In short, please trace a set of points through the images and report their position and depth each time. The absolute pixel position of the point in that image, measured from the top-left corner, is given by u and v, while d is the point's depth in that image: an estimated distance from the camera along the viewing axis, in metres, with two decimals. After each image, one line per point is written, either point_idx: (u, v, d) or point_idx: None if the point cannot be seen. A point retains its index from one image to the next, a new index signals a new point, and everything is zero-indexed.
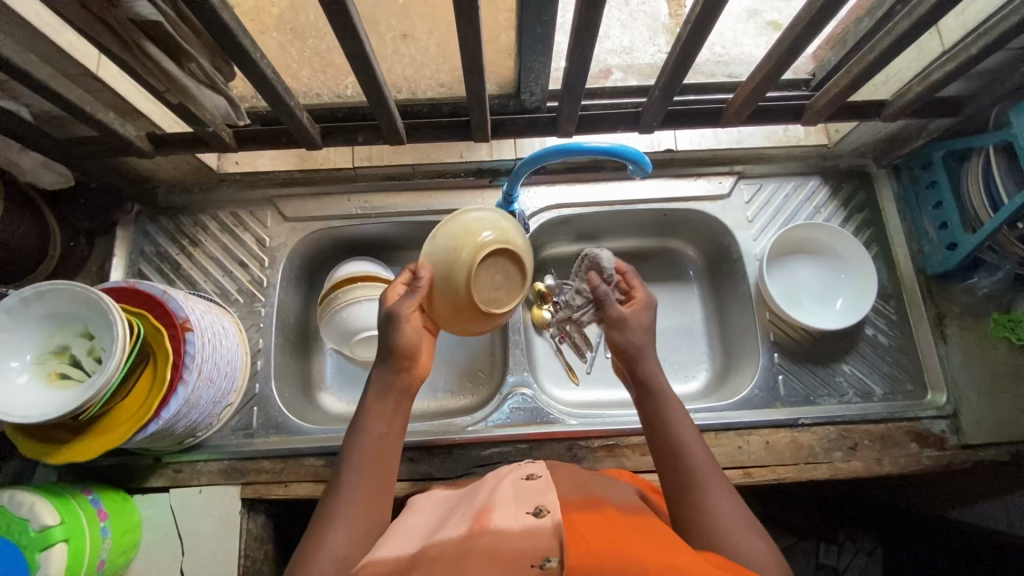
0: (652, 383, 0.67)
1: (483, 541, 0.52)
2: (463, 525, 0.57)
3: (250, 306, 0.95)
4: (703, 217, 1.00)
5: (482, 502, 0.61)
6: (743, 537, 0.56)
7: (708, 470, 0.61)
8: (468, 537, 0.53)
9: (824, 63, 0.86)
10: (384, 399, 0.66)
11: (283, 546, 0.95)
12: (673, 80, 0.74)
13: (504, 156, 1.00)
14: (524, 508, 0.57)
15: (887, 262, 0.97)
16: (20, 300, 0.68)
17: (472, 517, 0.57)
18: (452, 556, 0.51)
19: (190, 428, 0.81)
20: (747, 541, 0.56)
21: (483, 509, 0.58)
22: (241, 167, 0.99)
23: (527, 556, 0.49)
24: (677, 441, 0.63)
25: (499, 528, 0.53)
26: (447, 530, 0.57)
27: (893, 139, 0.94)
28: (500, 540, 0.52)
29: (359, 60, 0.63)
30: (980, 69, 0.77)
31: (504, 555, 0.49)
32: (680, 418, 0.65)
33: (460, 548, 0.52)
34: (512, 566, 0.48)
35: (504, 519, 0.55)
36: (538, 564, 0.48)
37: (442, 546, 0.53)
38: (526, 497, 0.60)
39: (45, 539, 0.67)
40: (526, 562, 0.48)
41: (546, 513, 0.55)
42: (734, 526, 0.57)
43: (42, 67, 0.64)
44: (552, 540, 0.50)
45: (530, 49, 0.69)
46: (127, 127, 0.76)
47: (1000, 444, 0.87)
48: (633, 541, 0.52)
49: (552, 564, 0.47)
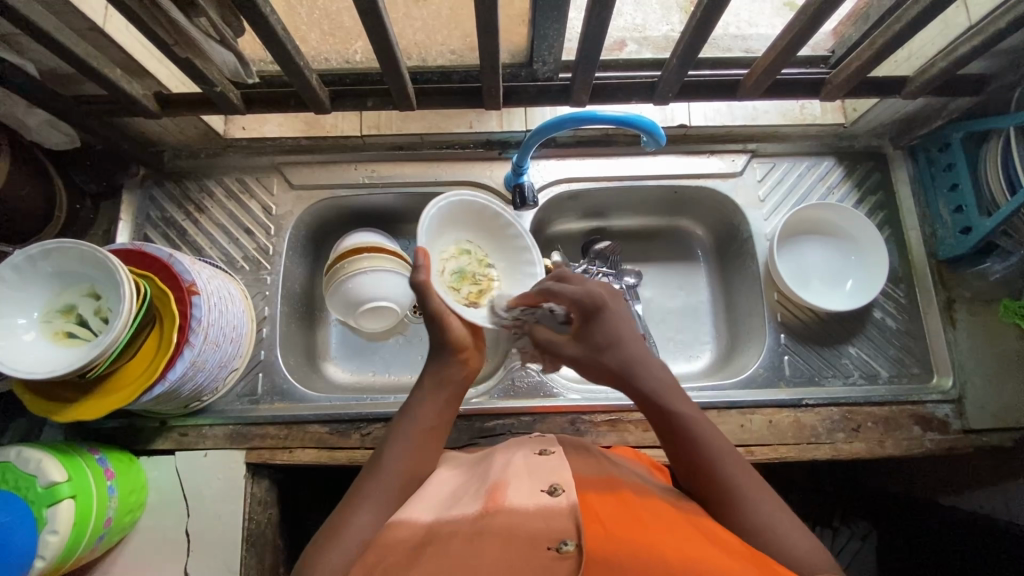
0: (659, 399, 0.63)
1: (498, 521, 0.53)
2: (477, 500, 0.57)
3: (256, 274, 0.95)
4: (714, 195, 0.99)
5: (495, 475, 0.61)
6: (786, 538, 0.54)
7: (742, 474, 0.59)
8: (483, 515, 0.54)
9: (845, 40, 0.83)
10: (439, 389, 0.71)
11: (287, 510, 0.96)
12: (690, 52, 0.72)
13: (514, 127, 0.97)
14: (539, 485, 0.58)
15: (899, 246, 0.95)
16: (27, 257, 0.67)
17: (485, 492, 0.58)
18: (468, 535, 0.52)
19: (196, 391, 0.81)
20: (794, 544, 0.54)
21: (496, 483, 0.59)
22: (247, 133, 0.96)
23: (543, 538, 0.50)
24: (707, 455, 0.60)
25: (514, 507, 0.54)
26: (462, 504, 0.58)
27: (912, 119, 0.92)
28: (517, 520, 0.52)
29: (371, 18, 0.62)
30: (1005, 47, 0.75)
31: (521, 536, 0.50)
32: (706, 426, 0.61)
33: (475, 526, 0.53)
34: (529, 547, 0.49)
35: (521, 496, 0.56)
36: (555, 547, 0.49)
37: (457, 523, 0.54)
38: (540, 473, 0.60)
39: (52, 495, 0.68)
40: (543, 545, 0.49)
41: (560, 491, 0.56)
42: (776, 529, 0.55)
43: (48, 17, 0.63)
44: (568, 521, 0.52)
45: (545, 16, 0.68)
46: (134, 85, 0.74)
47: (1003, 429, 0.87)
48: (649, 522, 0.53)
49: (569, 548, 0.49)
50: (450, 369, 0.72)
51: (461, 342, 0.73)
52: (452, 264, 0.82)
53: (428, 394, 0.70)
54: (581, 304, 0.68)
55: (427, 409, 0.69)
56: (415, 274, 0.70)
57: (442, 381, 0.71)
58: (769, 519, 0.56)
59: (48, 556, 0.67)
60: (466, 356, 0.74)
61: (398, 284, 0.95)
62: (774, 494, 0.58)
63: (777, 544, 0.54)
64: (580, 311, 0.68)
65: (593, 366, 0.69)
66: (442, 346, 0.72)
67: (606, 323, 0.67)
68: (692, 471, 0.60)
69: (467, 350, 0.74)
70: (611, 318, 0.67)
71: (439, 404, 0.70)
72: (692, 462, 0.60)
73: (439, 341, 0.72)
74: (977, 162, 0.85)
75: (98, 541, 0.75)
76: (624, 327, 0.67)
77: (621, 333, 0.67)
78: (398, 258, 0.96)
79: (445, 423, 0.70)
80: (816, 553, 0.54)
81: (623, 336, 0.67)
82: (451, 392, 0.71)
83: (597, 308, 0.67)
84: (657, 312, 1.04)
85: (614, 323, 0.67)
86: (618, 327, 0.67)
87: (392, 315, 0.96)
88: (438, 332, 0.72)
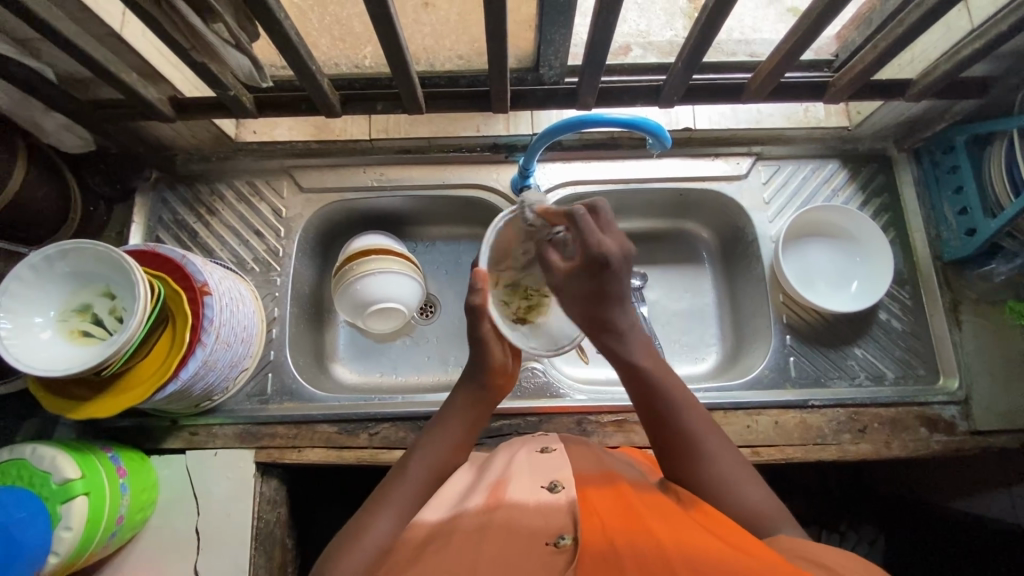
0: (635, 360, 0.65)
1: (499, 515, 0.54)
2: (480, 496, 0.58)
3: (266, 276, 0.96)
4: (719, 198, 0.99)
5: (498, 471, 0.63)
6: (743, 491, 0.60)
7: (702, 425, 0.64)
8: (485, 510, 0.55)
9: (848, 44, 0.84)
10: (469, 406, 0.71)
11: (296, 510, 0.97)
12: (695, 56, 0.73)
13: (520, 131, 0.99)
14: (539, 480, 0.59)
15: (904, 247, 0.96)
16: (43, 258, 0.68)
17: (488, 488, 0.59)
18: (470, 531, 0.53)
19: (207, 390, 0.82)
20: (744, 490, 0.60)
21: (498, 480, 0.61)
22: (259, 136, 0.98)
23: (542, 534, 0.52)
24: (670, 407, 0.64)
25: (515, 503, 0.55)
26: (468, 499, 0.59)
27: (916, 121, 0.93)
28: (517, 515, 0.54)
29: (382, 22, 0.63)
30: (1008, 50, 0.76)
31: (520, 531, 0.52)
32: (673, 381, 0.65)
33: (480, 522, 0.54)
34: (529, 542, 0.51)
35: (521, 491, 0.57)
36: (552, 541, 0.51)
37: (460, 519, 0.56)
38: (541, 469, 0.61)
39: (66, 492, 0.69)
40: (542, 539, 0.51)
41: (560, 488, 0.57)
42: (735, 482, 0.61)
43: (68, 23, 0.64)
44: (567, 517, 0.53)
45: (551, 20, 0.69)
46: (149, 89, 0.75)
47: (1010, 430, 0.87)
48: (644, 512, 0.54)
49: (566, 542, 0.51)
50: (486, 390, 0.71)
51: (505, 365, 0.72)
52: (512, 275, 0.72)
53: (458, 410, 0.70)
54: (600, 258, 0.60)
55: (458, 426, 0.69)
56: (471, 295, 0.68)
57: (476, 401, 0.71)
58: (721, 466, 0.62)
59: (62, 552, 0.68)
60: (505, 377, 0.73)
61: (405, 286, 0.96)
62: (731, 444, 0.64)
63: (727, 488, 0.60)
64: (587, 259, 0.61)
65: (574, 307, 0.66)
66: (480, 368, 0.71)
67: (612, 281, 0.62)
68: (656, 421, 0.65)
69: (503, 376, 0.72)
70: (618, 279, 0.62)
71: (471, 421, 0.70)
72: (657, 414, 0.64)
73: (480, 364, 0.71)
74: (980, 164, 0.87)
75: (111, 538, 0.76)
76: (626, 284, 0.63)
77: (621, 290, 0.63)
78: (405, 259, 0.98)
79: (472, 438, 0.71)
80: (769, 502, 0.60)
81: (622, 296, 0.63)
82: (482, 411, 0.72)
83: (609, 261, 0.60)
84: (663, 314, 1.05)
85: (621, 282, 0.62)
86: (618, 285, 0.62)
87: (399, 316, 0.98)
88: (483, 355, 0.70)
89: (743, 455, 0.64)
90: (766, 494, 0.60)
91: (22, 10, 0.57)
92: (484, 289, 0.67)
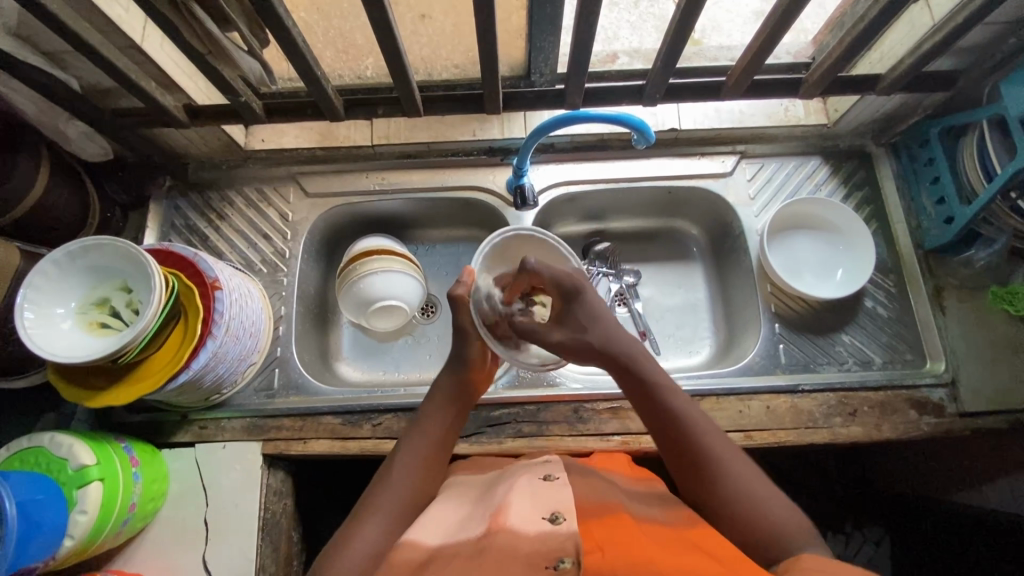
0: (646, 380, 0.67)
1: (499, 541, 0.55)
2: (481, 525, 0.59)
3: (273, 276, 1.00)
4: (706, 194, 1.03)
5: (499, 501, 0.62)
6: (771, 509, 0.59)
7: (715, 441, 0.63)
8: (485, 536, 0.56)
9: (822, 48, 0.88)
10: (447, 405, 0.74)
11: (303, 506, 0.99)
12: (672, 55, 0.78)
13: (514, 134, 1.03)
14: (541, 511, 0.58)
15: (886, 238, 0.99)
16: (66, 254, 0.73)
17: (489, 516, 0.59)
18: (468, 556, 0.54)
19: (217, 383, 0.85)
20: (766, 507, 0.59)
21: (500, 506, 0.60)
22: (267, 144, 1.03)
23: (541, 557, 0.52)
24: (684, 429, 0.64)
25: (515, 530, 0.55)
26: (469, 528, 0.59)
27: (891, 117, 0.97)
28: (516, 540, 0.54)
29: (383, 29, 0.68)
30: (970, 44, 0.80)
31: (518, 557, 0.52)
32: (686, 406, 0.66)
33: (477, 546, 0.55)
34: (527, 567, 0.51)
35: (521, 520, 0.56)
36: (551, 565, 0.52)
37: (459, 546, 0.57)
38: (543, 497, 0.60)
39: (82, 477, 0.72)
40: (541, 564, 0.52)
41: (561, 519, 0.56)
42: (761, 501, 0.60)
43: (95, 35, 0.70)
44: (567, 543, 0.53)
45: (540, 29, 0.75)
46: (166, 98, 0.81)
47: (999, 412, 0.88)
48: (644, 540, 0.56)
49: (566, 565, 0.51)
50: (462, 386, 0.75)
51: (480, 363, 0.76)
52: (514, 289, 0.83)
53: (434, 410, 0.73)
54: (565, 284, 0.71)
55: (437, 425, 0.72)
56: (456, 287, 0.75)
57: (454, 399, 0.74)
58: (740, 481, 0.61)
59: (76, 535, 0.71)
60: (482, 373, 0.77)
61: (407, 284, 1.00)
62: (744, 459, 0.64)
63: (748, 505, 0.59)
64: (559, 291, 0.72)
65: (579, 348, 0.69)
66: (460, 362, 0.75)
67: (583, 303, 0.71)
68: (676, 445, 0.64)
69: (480, 372, 0.76)
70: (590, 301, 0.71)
71: (451, 419, 0.73)
72: (676, 437, 0.64)
73: (459, 359, 0.75)
74: (954, 155, 0.90)
75: (123, 525, 0.78)
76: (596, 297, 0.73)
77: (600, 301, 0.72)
78: (406, 259, 1.01)
79: (453, 438, 0.73)
80: (797, 521, 0.58)
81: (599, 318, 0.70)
82: (459, 405, 0.75)
83: (579, 287, 0.71)
84: (656, 310, 1.08)
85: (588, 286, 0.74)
86: (592, 308, 0.71)
87: (401, 314, 1.01)
88: (461, 349, 0.75)
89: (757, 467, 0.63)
90: (786, 507, 0.60)
91: (55, 23, 0.63)
92: (469, 283, 0.75)
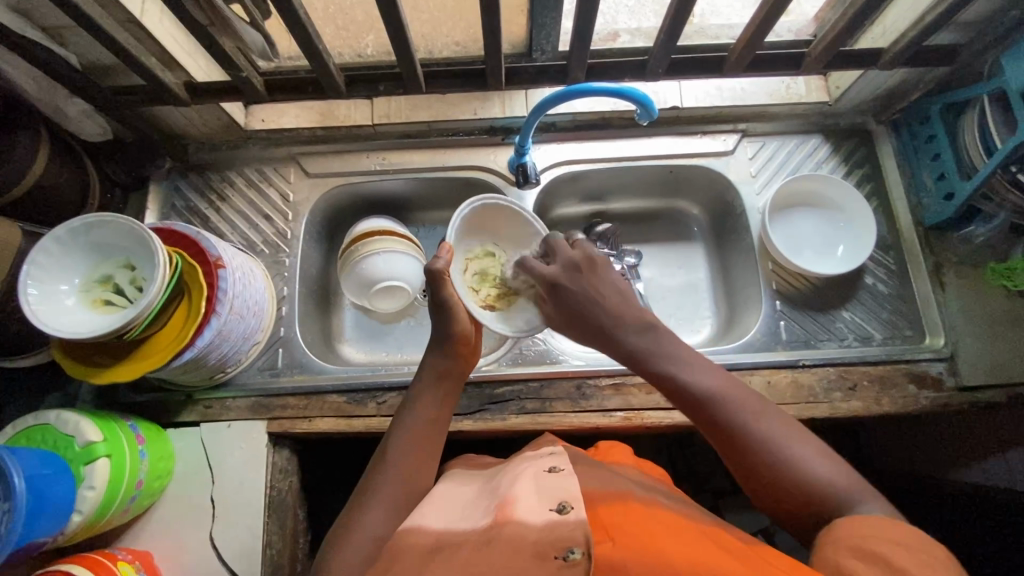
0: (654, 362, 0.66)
1: (507, 532, 0.55)
2: (487, 516, 0.59)
3: (275, 256, 1.00)
4: (708, 172, 1.03)
5: (504, 491, 0.62)
6: (810, 465, 0.58)
7: (752, 402, 0.62)
8: (491, 527, 0.56)
9: (824, 23, 0.89)
10: (437, 384, 0.74)
11: (307, 485, 1.00)
12: (675, 30, 0.77)
13: (515, 113, 1.03)
14: (547, 503, 0.58)
15: (885, 215, 1.00)
16: (68, 231, 0.73)
17: (495, 507, 0.59)
18: (477, 545, 0.54)
19: (222, 361, 0.86)
20: (808, 463, 0.58)
21: (505, 497, 0.60)
22: (267, 124, 1.02)
23: (549, 547, 0.52)
24: (711, 400, 0.62)
25: (522, 521, 0.55)
26: (473, 519, 0.59)
27: (892, 93, 0.97)
28: (523, 530, 0.54)
29: (386, 4, 0.68)
30: (971, 17, 0.81)
31: (526, 547, 0.52)
32: (705, 374, 0.64)
33: (484, 537, 0.55)
34: (535, 562, 0.51)
35: (528, 512, 0.56)
36: (561, 555, 0.51)
37: (466, 535, 0.57)
38: (549, 489, 0.60)
39: (89, 453, 0.72)
40: (549, 554, 0.51)
41: (568, 509, 0.56)
42: (799, 458, 0.59)
43: (94, 8, 0.69)
44: (576, 531, 0.53)
45: (542, 4, 0.75)
46: (166, 75, 0.81)
47: (998, 385, 0.89)
48: (653, 529, 0.56)
49: (576, 556, 0.51)
50: (451, 361, 0.75)
51: (467, 335, 0.76)
52: (477, 264, 0.85)
53: (425, 390, 0.73)
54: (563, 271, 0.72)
55: (429, 404, 0.72)
56: (436, 262, 0.75)
57: (445, 376, 0.74)
58: (779, 443, 0.59)
59: (85, 510, 0.71)
60: (470, 349, 0.77)
61: (409, 264, 1.00)
62: (782, 414, 0.62)
63: (791, 465, 0.58)
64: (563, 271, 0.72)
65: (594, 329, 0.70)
66: (447, 338, 0.75)
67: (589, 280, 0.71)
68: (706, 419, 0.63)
69: (469, 347, 0.76)
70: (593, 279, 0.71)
71: (442, 396, 0.73)
72: (704, 410, 0.62)
73: (446, 335, 0.75)
74: (956, 132, 0.90)
75: (130, 502, 0.79)
76: (606, 292, 0.70)
77: (591, 299, 0.70)
78: (406, 240, 1.01)
79: (447, 415, 0.73)
80: (840, 475, 0.58)
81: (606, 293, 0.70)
82: (449, 386, 0.74)
83: (560, 279, 0.72)
84: (658, 290, 1.09)
85: (579, 284, 0.71)
86: (597, 286, 0.71)
87: (403, 296, 1.01)
88: (451, 324, 0.75)
89: (800, 425, 0.62)
90: (827, 461, 0.59)
91: None
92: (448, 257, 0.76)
